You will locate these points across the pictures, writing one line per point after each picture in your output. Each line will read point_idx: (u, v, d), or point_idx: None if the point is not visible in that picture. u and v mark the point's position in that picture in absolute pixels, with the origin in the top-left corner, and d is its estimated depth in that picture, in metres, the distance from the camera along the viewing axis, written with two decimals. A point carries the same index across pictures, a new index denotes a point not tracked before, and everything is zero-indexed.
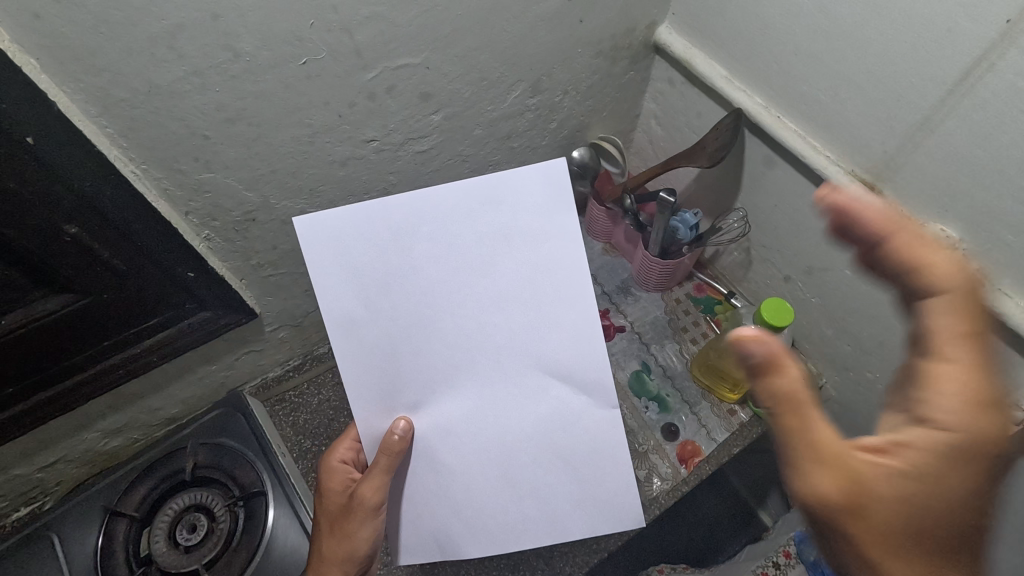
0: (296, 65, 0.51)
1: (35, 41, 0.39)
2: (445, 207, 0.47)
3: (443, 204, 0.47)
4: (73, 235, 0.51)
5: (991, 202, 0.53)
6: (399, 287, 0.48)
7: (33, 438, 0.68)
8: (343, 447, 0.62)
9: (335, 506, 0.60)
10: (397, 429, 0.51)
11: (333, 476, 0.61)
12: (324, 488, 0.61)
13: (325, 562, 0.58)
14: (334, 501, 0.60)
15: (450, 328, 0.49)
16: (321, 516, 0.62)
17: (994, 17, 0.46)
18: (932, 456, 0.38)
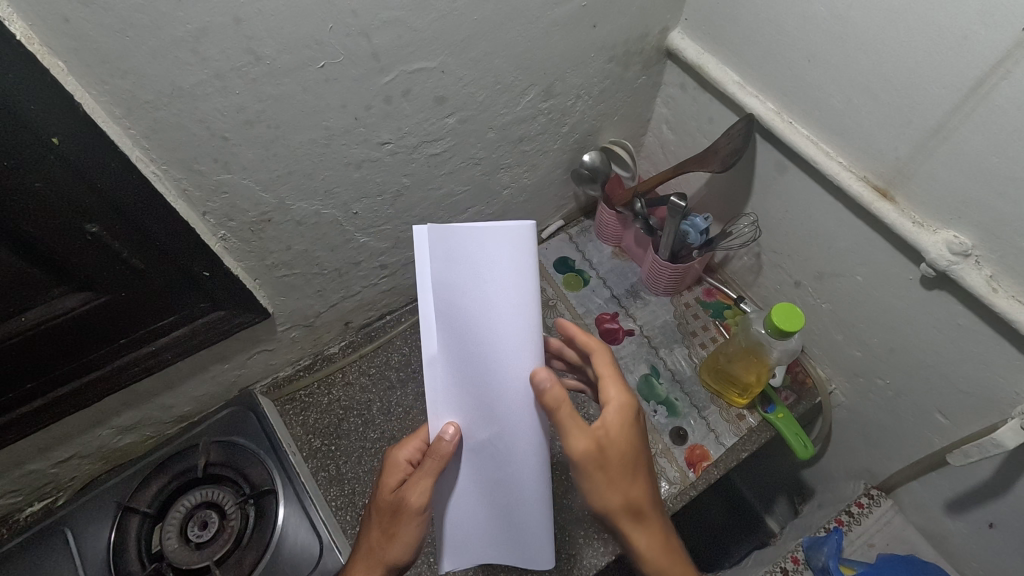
0: (314, 68, 0.52)
1: (63, 44, 0.40)
2: (490, 255, 0.43)
3: (488, 254, 0.43)
4: (94, 234, 0.52)
5: (1006, 210, 0.53)
6: (445, 324, 0.44)
7: (50, 434, 0.69)
8: (410, 445, 0.57)
9: (387, 506, 0.55)
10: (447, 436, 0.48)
11: (393, 473, 0.56)
12: (381, 480, 0.56)
13: (371, 558, 0.55)
14: (388, 500, 0.55)
15: (489, 373, 0.46)
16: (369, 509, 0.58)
17: (1010, 26, 0.46)
18: (630, 426, 0.52)
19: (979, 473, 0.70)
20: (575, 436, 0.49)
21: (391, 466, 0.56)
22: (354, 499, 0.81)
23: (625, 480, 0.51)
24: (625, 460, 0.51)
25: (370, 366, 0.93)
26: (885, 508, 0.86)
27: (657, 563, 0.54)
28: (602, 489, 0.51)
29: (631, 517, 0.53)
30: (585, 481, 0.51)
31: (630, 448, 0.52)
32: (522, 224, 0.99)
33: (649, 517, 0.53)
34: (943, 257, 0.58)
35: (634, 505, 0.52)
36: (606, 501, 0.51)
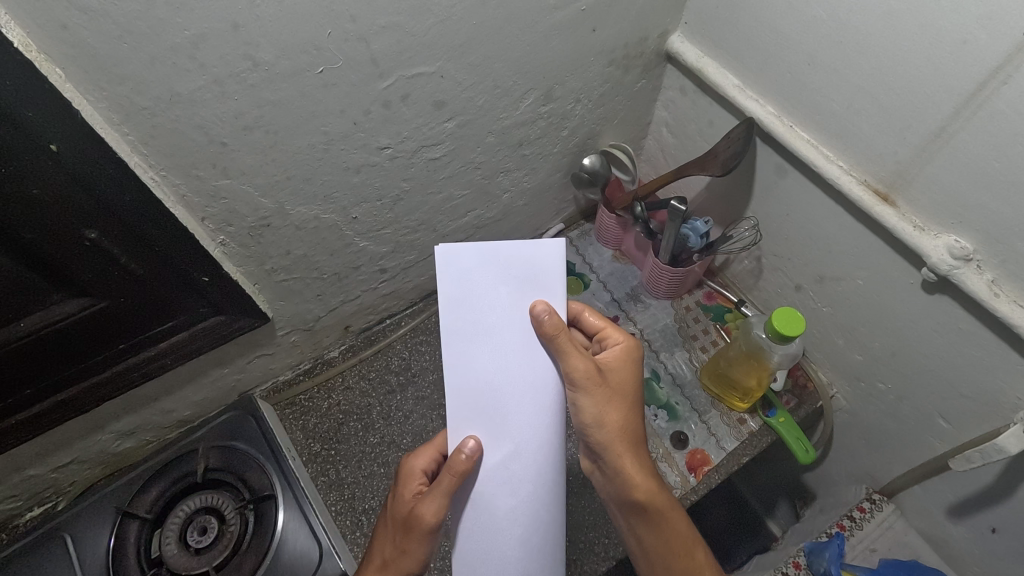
0: (313, 73, 0.52)
1: (60, 51, 0.40)
2: (513, 273, 0.48)
3: (510, 272, 0.48)
4: (92, 239, 0.52)
5: (1007, 214, 0.53)
6: (467, 337, 0.49)
7: (50, 439, 0.69)
8: (423, 456, 0.58)
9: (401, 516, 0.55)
10: (466, 449, 0.49)
11: (408, 483, 0.57)
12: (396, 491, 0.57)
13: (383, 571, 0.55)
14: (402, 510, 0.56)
15: (508, 382, 0.50)
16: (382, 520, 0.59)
17: (1011, 30, 0.46)
18: (629, 359, 0.57)
19: (981, 477, 0.70)
20: (577, 357, 0.50)
21: (407, 475, 0.57)
22: (353, 504, 0.82)
23: (619, 404, 0.55)
24: (620, 385, 0.55)
25: (369, 370, 0.92)
26: (887, 513, 0.85)
27: (645, 485, 0.57)
28: (601, 406, 0.54)
29: (625, 441, 0.56)
30: (582, 404, 0.53)
31: (626, 375, 0.56)
32: (522, 227, 0.99)
33: (639, 443, 0.57)
34: (944, 261, 0.58)
35: (628, 429, 0.56)
36: (603, 423, 0.54)
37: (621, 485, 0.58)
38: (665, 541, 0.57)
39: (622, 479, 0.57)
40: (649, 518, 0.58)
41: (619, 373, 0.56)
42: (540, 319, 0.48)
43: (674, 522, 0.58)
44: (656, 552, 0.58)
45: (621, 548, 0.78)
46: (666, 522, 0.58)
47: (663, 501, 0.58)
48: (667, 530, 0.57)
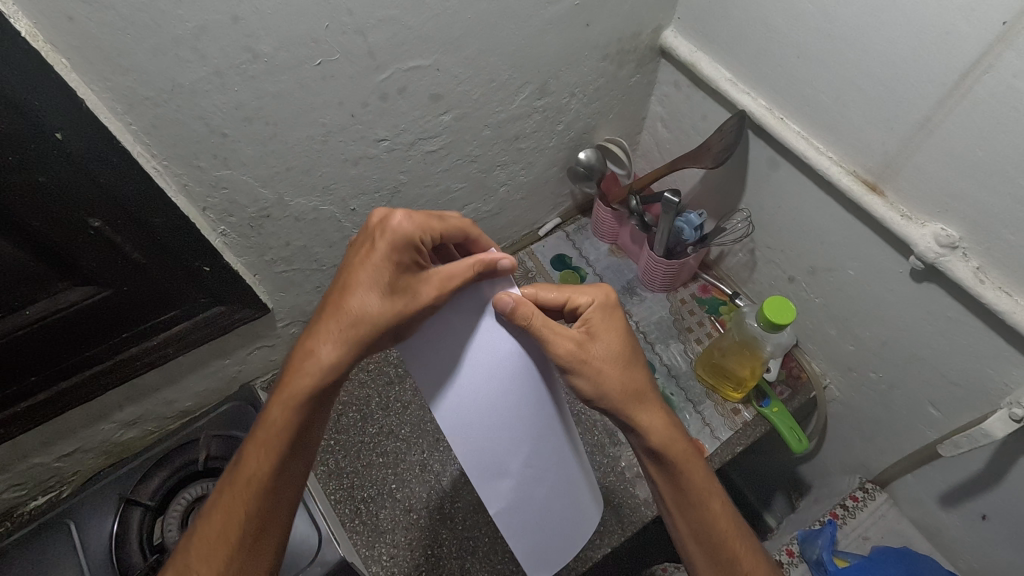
0: (312, 65, 0.53)
1: (67, 41, 0.42)
2: (473, 320, 0.50)
3: (465, 298, 0.50)
4: (97, 228, 0.53)
5: (991, 203, 0.54)
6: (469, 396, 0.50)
7: (54, 427, 0.70)
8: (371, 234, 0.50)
9: (355, 305, 0.49)
10: (501, 262, 0.49)
11: (366, 269, 0.49)
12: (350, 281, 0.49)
13: (328, 356, 0.49)
14: (358, 299, 0.49)
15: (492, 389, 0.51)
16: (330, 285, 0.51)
17: (991, 20, 0.48)
18: (607, 316, 0.56)
19: (971, 464, 0.71)
20: (559, 336, 0.51)
21: (385, 230, 0.49)
22: (353, 493, 0.83)
23: (614, 369, 0.55)
24: (611, 349, 0.56)
25: (369, 362, 0.94)
26: (880, 502, 0.86)
27: (661, 439, 0.57)
28: (597, 379, 0.55)
29: (631, 400, 0.56)
30: (578, 380, 0.54)
31: (609, 338, 0.56)
32: (519, 222, 1.00)
33: (646, 398, 0.58)
34: (931, 249, 0.59)
35: (630, 388, 0.56)
36: (604, 390, 0.55)
37: (639, 441, 0.59)
38: (684, 492, 0.58)
39: (637, 435, 0.58)
40: (669, 471, 0.59)
41: (604, 337, 0.56)
42: (506, 313, 0.48)
43: (693, 467, 0.59)
44: (678, 503, 0.59)
45: (616, 535, 0.79)
46: (687, 472, 0.58)
47: (682, 451, 0.58)
48: (686, 478, 0.58)
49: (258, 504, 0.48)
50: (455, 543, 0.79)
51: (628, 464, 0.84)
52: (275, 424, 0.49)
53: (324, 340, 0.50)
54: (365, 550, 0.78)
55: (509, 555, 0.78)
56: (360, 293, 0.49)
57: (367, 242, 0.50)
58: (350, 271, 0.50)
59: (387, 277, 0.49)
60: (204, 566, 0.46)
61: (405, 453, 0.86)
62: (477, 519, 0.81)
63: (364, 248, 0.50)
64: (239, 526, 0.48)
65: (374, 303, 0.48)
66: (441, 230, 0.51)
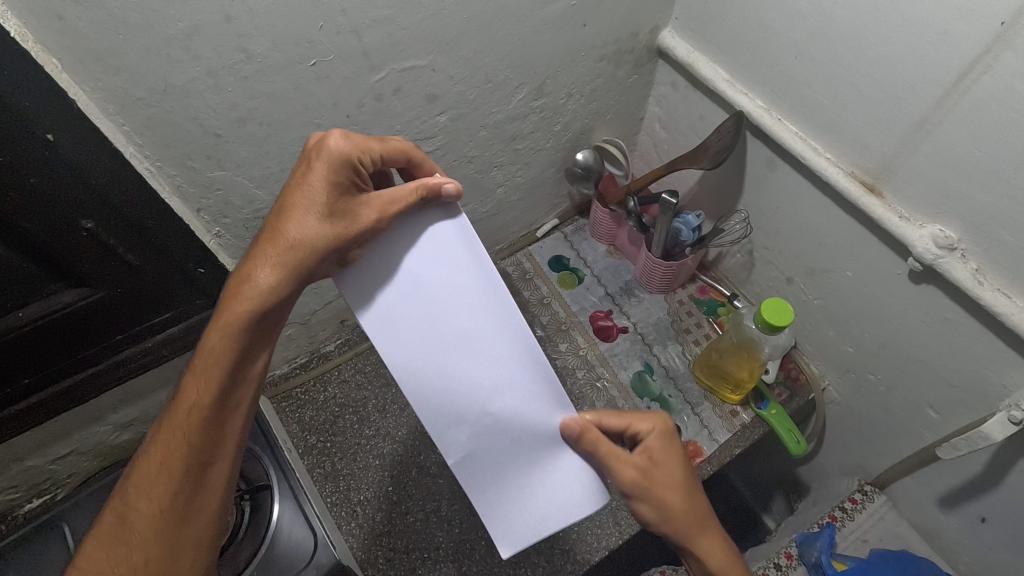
0: (306, 66, 0.53)
1: (57, 41, 0.41)
2: (408, 238, 0.43)
3: (405, 220, 0.44)
4: (90, 230, 0.53)
5: (990, 204, 0.54)
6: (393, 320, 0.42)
7: (48, 429, 0.70)
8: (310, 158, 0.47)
9: (287, 229, 0.46)
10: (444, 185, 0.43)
11: (301, 190, 0.46)
12: (285, 204, 0.46)
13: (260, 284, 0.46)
14: (290, 221, 0.46)
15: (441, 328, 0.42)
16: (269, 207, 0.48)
17: (990, 20, 0.47)
18: (668, 445, 0.55)
19: (970, 466, 0.70)
20: (622, 466, 0.51)
21: (321, 151, 0.46)
22: (348, 495, 0.82)
23: (674, 492, 0.54)
24: (671, 475, 0.54)
25: (366, 363, 0.93)
26: (879, 504, 0.86)
27: (723, 567, 0.54)
28: (659, 497, 0.53)
29: (695, 528, 0.54)
30: (642, 506, 0.54)
31: (672, 467, 0.54)
32: (516, 223, 0.99)
33: (710, 524, 0.55)
34: (929, 251, 0.59)
35: (692, 513, 0.54)
36: (667, 516, 0.54)
37: (698, 565, 0.56)
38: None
39: (698, 563, 0.55)
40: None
41: (665, 466, 0.54)
42: (574, 440, 0.47)
43: None
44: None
45: (614, 538, 0.78)
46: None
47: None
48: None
49: (198, 433, 0.45)
50: (451, 546, 0.79)
51: None
52: (210, 353, 0.46)
53: (261, 264, 0.46)
54: (361, 553, 0.78)
55: (506, 558, 0.78)
56: (293, 217, 0.46)
57: (305, 163, 0.47)
58: (286, 195, 0.47)
59: (324, 198, 0.46)
60: (147, 496, 0.45)
61: (402, 455, 0.86)
62: (474, 522, 0.80)
63: (301, 170, 0.47)
64: (187, 453, 0.45)
65: (308, 221, 0.45)
66: (380, 152, 0.49)
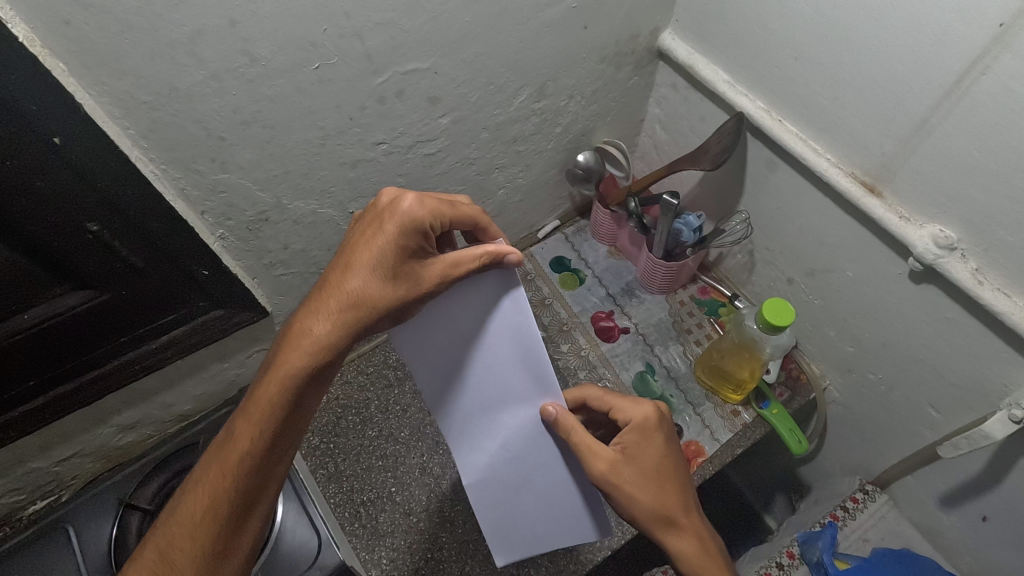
0: (309, 69, 0.53)
1: (63, 46, 0.42)
2: (466, 300, 0.50)
3: (470, 282, 0.50)
4: (95, 231, 0.53)
5: (989, 204, 0.54)
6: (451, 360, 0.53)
7: (53, 432, 0.70)
8: (382, 215, 0.51)
9: (357, 285, 0.50)
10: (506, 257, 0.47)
11: (371, 247, 0.50)
12: (353, 260, 0.51)
13: (323, 334, 0.50)
14: (360, 278, 0.50)
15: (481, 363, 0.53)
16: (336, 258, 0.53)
17: (987, 22, 0.48)
18: (649, 438, 0.59)
19: (971, 465, 0.71)
20: (595, 455, 0.56)
21: (394, 212, 0.50)
22: (352, 496, 0.82)
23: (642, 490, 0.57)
24: (644, 467, 0.58)
25: (368, 364, 0.94)
26: (881, 503, 0.86)
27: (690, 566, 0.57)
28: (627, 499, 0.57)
29: (664, 523, 0.57)
30: (612, 499, 0.58)
31: (647, 458, 0.58)
32: (517, 224, 1.00)
33: (681, 525, 0.58)
34: (930, 250, 0.59)
35: (663, 513, 0.57)
36: (635, 512, 0.57)
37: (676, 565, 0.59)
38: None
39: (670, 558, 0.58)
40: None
41: (644, 460, 0.58)
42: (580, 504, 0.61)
43: None
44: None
45: (617, 538, 0.78)
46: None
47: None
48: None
49: (245, 482, 0.47)
50: (454, 546, 0.79)
51: None
52: (268, 398, 0.49)
53: (322, 316, 0.50)
54: (364, 554, 0.78)
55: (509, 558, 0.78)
56: (362, 273, 0.50)
57: (376, 222, 0.51)
58: (355, 252, 0.51)
59: (391, 259, 0.50)
60: (189, 539, 0.46)
61: (405, 456, 0.86)
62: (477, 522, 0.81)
63: (372, 227, 0.51)
64: (230, 501, 0.47)
65: (375, 278, 0.50)
66: (450, 217, 0.52)
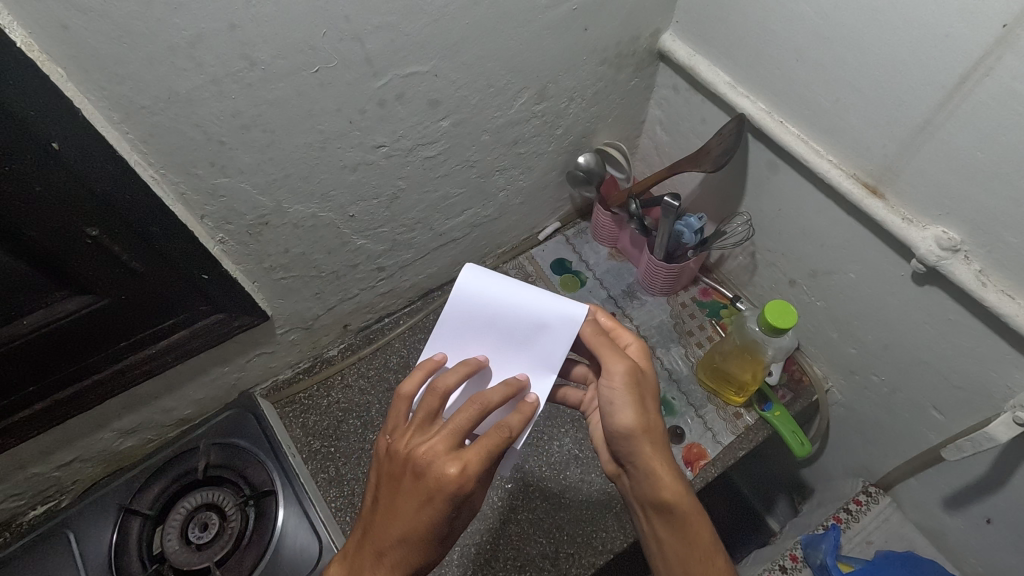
0: (308, 73, 0.53)
1: (62, 51, 0.42)
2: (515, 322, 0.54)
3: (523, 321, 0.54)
4: (94, 237, 0.53)
5: (993, 205, 0.54)
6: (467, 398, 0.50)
7: (52, 437, 0.70)
8: (425, 469, 0.46)
9: (414, 550, 0.47)
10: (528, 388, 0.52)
11: (421, 509, 0.47)
12: (403, 526, 0.47)
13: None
14: (417, 540, 0.47)
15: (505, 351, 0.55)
16: (383, 486, 0.50)
17: (990, 24, 0.47)
18: (646, 360, 0.58)
19: (975, 467, 0.70)
20: (611, 354, 0.54)
21: (441, 477, 0.46)
22: (353, 501, 0.80)
23: (646, 400, 0.55)
24: (645, 381, 0.56)
25: (369, 367, 0.92)
26: (884, 505, 0.86)
27: (672, 493, 0.55)
28: (631, 403, 0.54)
29: (653, 439, 0.54)
30: (613, 402, 0.54)
31: (646, 373, 0.56)
32: (518, 226, 0.99)
33: (666, 447, 0.56)
34: (933, 252, 0.59)
35: (657, 428, 0.55)
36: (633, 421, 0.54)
37: (650, 489, 0.55)
38: (690, 552, 0.54)
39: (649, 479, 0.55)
40: (675, 525, 0.55)
41: (646, 374, 0.56)
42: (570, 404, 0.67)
43: (700, 527, 0.55)
44: (679, 563, 0.55)
45: (620, 541, 0.78)
46: (694, 533, 0.55)
47: (695, 509, 0.55)
48: (694, 537, 0.54)
49: None
50: (457, 550, 0.78)
51: None
52: None
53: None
54: None
55: (511, 561, 0.78)
56: (414, 535, 0.47)
57: (419, 485, 0.47)
58: (404, 514, 0.47)
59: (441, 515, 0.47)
60: None
61: None
62: (479, 525, 0.80)
63: (418, 491, 0.47)
64: None
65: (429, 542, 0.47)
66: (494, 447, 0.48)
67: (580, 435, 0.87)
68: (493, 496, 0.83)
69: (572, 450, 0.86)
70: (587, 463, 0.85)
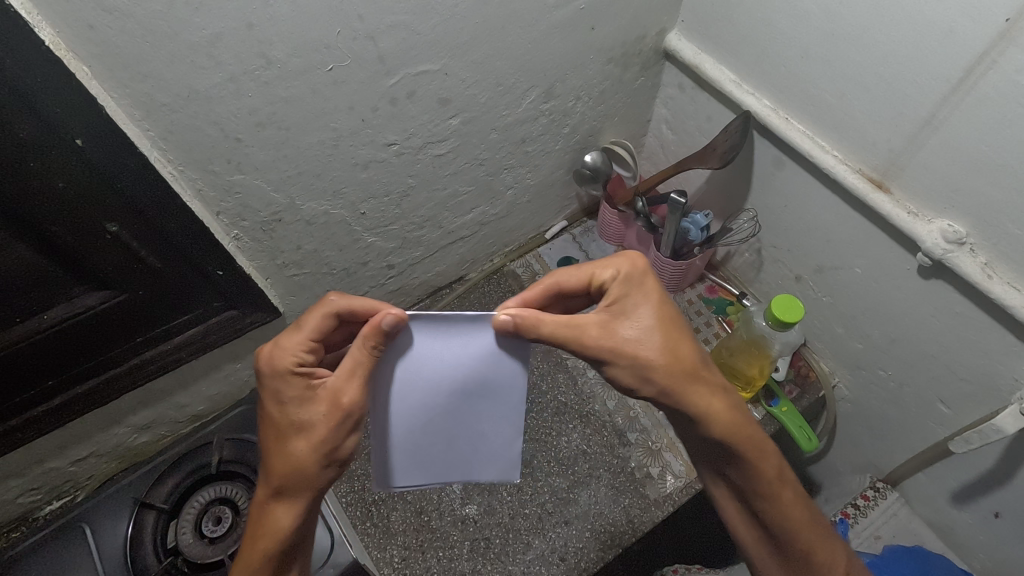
0: (323, 71, 0.54)
1: (88, 49, 0.43)
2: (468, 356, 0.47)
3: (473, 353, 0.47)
4: (114, 233, 0.54)
5: (998, 197, 0.54)
6: (401, 469, 0.51)
7: (69, 431, 0.71)
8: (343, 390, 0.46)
9: (299, 476, 0.47)
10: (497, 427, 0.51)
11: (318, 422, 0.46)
12: (293, 446, 0.47)
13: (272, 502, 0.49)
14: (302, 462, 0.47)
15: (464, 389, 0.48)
16: (269, 413, 0.48)
17: (994, 18, 0.48)
18: (634, 293, 0.50)
19: (983, 461, 0.71)
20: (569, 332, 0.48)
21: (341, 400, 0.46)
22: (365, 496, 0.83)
23: (654, 347, 0.49)
24: (641, 325, 0.49)
25: None
26: (891, 500, 0.86)
27: (725, 424, 0.52)
28: (636, 366, 0.49)
29: (683, 382, 0.50)
30: (616, 368, 0.49)
31: (646, 311, 0.50)
32: (526, 225, 1.01)
33: (703, 378, 0.51)
34: (938, 245, 0.59)
35: (683, 371, 0.50)
36: (648, 375, 0.49)
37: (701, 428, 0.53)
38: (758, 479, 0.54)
39: (697, 421, 0.52)
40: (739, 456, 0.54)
41: (636, 319, 0.49)
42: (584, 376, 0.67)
43: (760, 452, 0.54)
44: (754, 491, 0.55)
45: (630, 536, 0.79)
46: (758, 462, 0.54)
47: (752, 437, 0.53)
48: (758, 463, 0.54)
49: None
50: (467, 543, 0.80)
51: (638, 463, 0.84)
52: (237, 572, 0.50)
53: (276, 505, 0.49)
54: (376, 552, 0.79)
55: (520, 556, 0.78)
56: (298, 454, 0.47)
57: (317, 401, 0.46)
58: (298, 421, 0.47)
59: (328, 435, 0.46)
60: None
61: None
62: (488, 520, 0.81)
63: (317, 409, 0.46)
64: None
65: (326, 455, 0.47)
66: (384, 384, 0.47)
67: (588, 431, 0.88)
68: (501, 491, 0.83)
69: (580, 446, 0.87)
70: (595, 458, 0.85)
